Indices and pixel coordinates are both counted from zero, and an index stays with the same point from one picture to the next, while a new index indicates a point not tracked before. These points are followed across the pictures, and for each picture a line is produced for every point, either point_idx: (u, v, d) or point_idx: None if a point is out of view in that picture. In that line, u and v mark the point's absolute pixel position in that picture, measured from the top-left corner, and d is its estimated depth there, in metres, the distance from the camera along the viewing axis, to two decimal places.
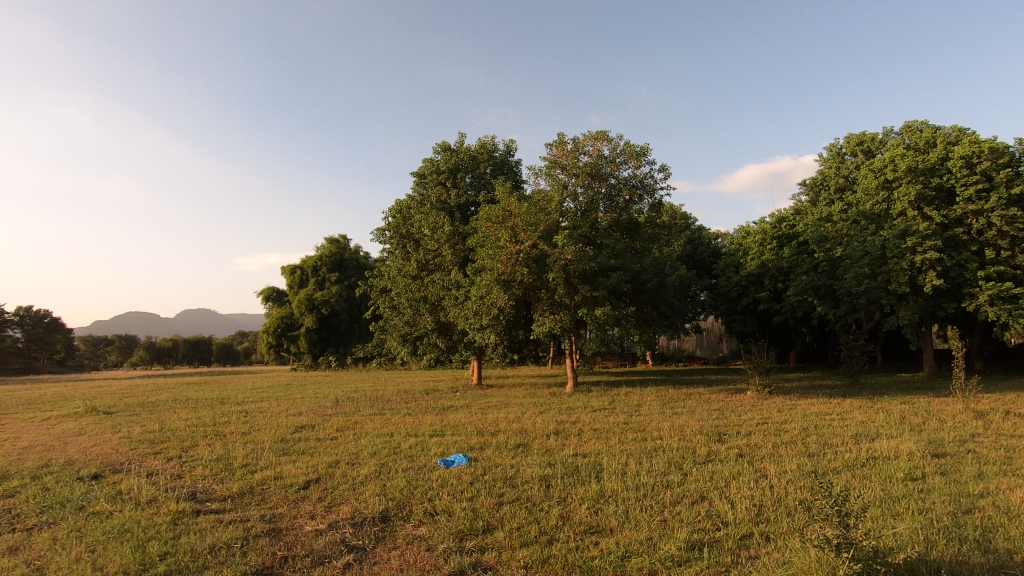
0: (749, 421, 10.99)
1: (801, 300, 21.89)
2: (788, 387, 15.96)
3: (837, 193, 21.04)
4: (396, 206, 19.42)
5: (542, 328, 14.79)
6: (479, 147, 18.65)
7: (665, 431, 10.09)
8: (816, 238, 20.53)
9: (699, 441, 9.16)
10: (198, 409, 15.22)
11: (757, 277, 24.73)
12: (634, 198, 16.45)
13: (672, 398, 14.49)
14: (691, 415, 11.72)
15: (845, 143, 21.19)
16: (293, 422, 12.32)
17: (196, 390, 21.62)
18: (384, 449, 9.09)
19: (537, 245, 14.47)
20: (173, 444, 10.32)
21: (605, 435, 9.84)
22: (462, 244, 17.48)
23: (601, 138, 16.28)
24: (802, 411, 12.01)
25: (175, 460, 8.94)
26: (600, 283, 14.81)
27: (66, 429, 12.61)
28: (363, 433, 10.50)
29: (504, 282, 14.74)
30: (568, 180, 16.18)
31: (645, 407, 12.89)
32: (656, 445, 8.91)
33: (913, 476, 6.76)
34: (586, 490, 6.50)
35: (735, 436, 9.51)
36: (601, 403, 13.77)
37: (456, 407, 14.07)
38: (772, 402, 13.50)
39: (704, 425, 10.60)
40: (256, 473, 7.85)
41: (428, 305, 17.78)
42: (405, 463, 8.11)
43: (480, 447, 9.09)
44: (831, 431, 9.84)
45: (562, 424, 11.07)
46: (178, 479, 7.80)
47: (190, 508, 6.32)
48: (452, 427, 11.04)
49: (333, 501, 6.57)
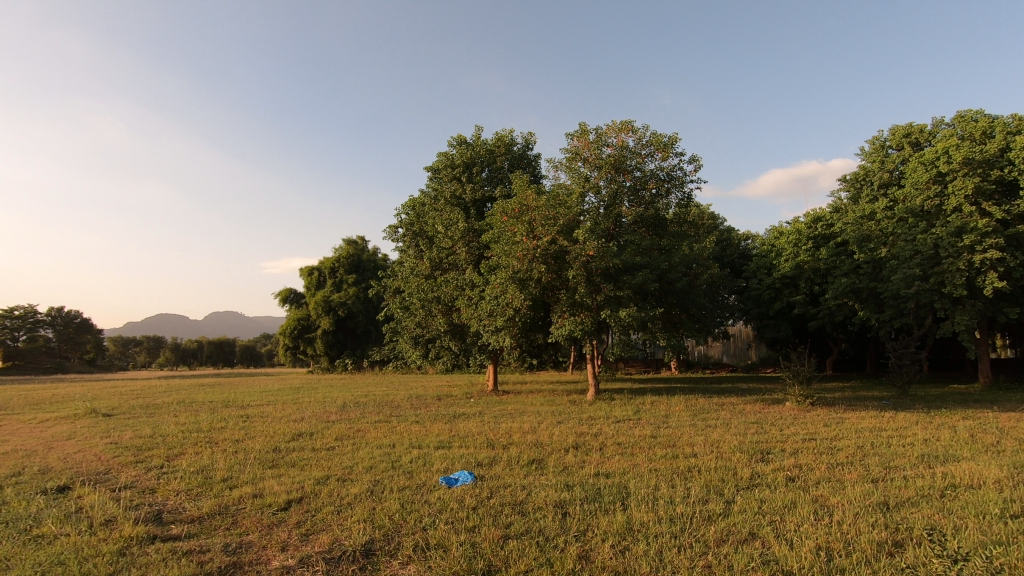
0: (794, 436, 9.76)
1: (841, 304, 20.50)
2: (831, 398, 14.61)
3: (880, 189, 19.55)
4: (410, 202, 18.59)
5: (561, 331, 13.72)
6: (497, 140, 17.74)
7: (699, 447, 8.93)
8: (857, 237, 19.06)
9: (740, 460, 7.99)
10: (200, 412, 14.53)
11: (792, 279, 23.28)
12: (661, 192, 15.30)
13: (703, 408, 13.31)
14: (726, 429, 10.51)
15: (889, 136, 19.70)
16: (292, 428, 11.45)
17: (205, 392, 21.06)
18: (381, 463, 8.15)
19: (556, 241, 13.42)
20: (160, 451, 9.54)
21: (631, 450, 8.73)
22: (477, 241, 16.49)
23: (626, 128, 15.16)
24: (853, 426, 10.71)
25: (153, 471, 8.12)
26: (625, 282, 13.73)
27: (59, 433, 11.92)
28: (363, 444, 9.56)
29: (520, 280, 13.69)
30: (590, 173, 15.12)
31: (675, 419, 11.74)
32: (689, 464, 7.77)
33: (1013, 514, 5.53)
34: (610, 522, 5.44)
35: (781, 455, 8.31)
36: (626, 413, 12.63)
37: (467, 415, 13.09)
38: (816, 415, 12.22)
39: (744, 441, 9.41)
40: (235, 489, 6.95)
41: (441, 306, 16.85)
42: (402, 480, 7.13)
43: (488, 463, 8.06)
44: (893, 450, 8.58)
45: (583, 436, 9.97)
46: (148, 495, 6.95)
47: (145, 533, 5.43)
48: (461, 438, 10.04)
49: (312, 528, 5.60)
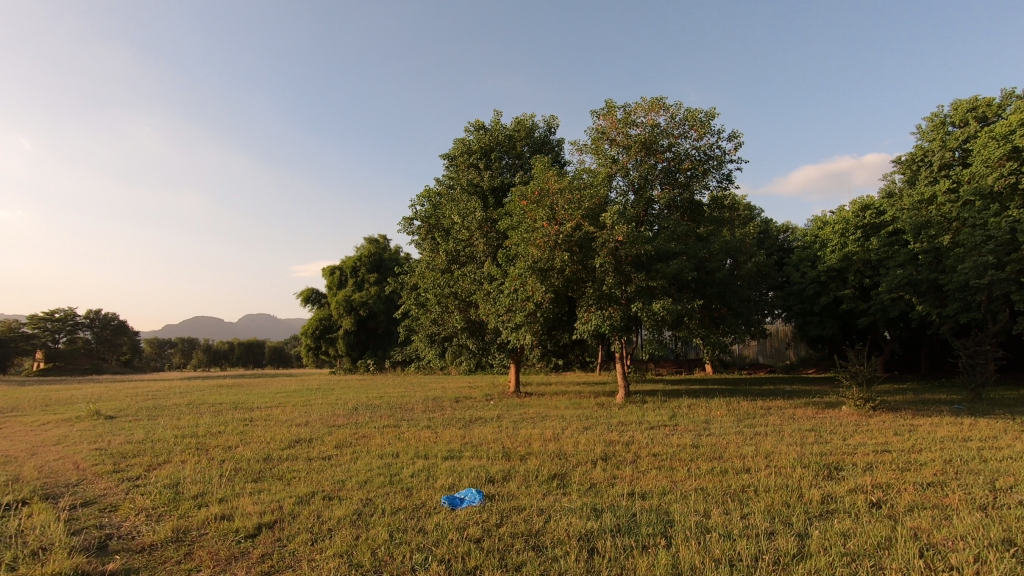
0: (863, 448, 8.32)
1: (896, 298, 18.71)
2: (894, 402, 12.95)
3: (941, 171, 17.72)
4: (427, 192, 17.53)
5: (587, 327, 12.47)
6: (516, 124, 16.59)
7: (752, 460, 7.55)
8: (915, 224, 17.31)
9: (805, 478, 6.63)
10: (204, 415, 13.76)
11: (839, 272, 21.47)
12: (697, 173, 13.88)
13: (749, 412, 11.85)
14: (779, 437, 9.11)
15: (950, 111, 17.89)
16: (292, 434, 10.50)
17: (221, 393, 20.48)
18: (379, 476, 7.05)
19: (581, 227, 12.21)
20: (143, 459, 8.67)
21: (669, 464, 7.42)
22: (496, 231, 15.33)
23: (656, 106, 13.80)
24: (930, 436, 9.19)
25: (124, 484, 7.19)
26: (658, 271, 12.44)
27: (54, 436, 11.27)
28: (364, 453, 8.52)
29: (541, 271, 12.47)
30: (617, 153, 13.82)
31: (718, 425, 10.38)
32: (742, 482, 6.44)
33: None
34: (652, 564, 4.20)
35: (855, 472, 6.91)
36: (660, 418, 11.30)
37: (484, 419, 11.97)
38: (882, 421, 10.64)
39: (804, 453, 7.98)
40: (204, 509, 5.93)
41: (458, 302, 15.78)
42: (397, 500, 6.01)
43: (502, 478, 6.87)
44: (993, 466, 7.08)
45: (612, 446, 8.71)
46: (105, 515, 5.98)
47: (72, 569, 4.42)
48: (473, 446, 8.88)
49: (277, 564, 4.52)
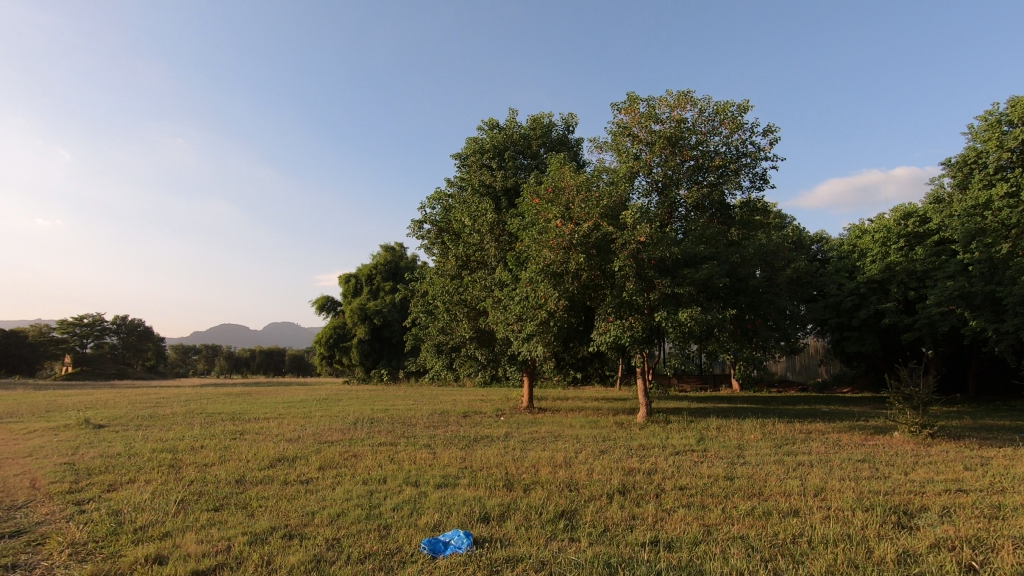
0: (932, 486, 6.99)
1: (946, 312, 17.13)
2: (953, 428, 11.47)
3: (996, 174, 16.17)
4: (437, 195, 16.63)
5: (605, 338, 11.37)
6: (533, 122, 15.66)
7: (800, 499, 6.30)
8: (969, 233, 15.78)
9: (871, 526, 5.39)
10: (196, 426, 12.93)
11: (880, 284, 19.88)
12: (728, 172, 12.72)
13: (788, 437, 10.53)
14: (827, 470, 7.83)
15: (1006, 108, 16.30)
16: (277, 451, 9.56)
17: (225, 403, 19.76)
18: (356, 509, 6.01)
19: (600, 227, 11.12)
20: (107, 478, 7.79)
21: (700, 501, 6.23)
22: (507, 235, 14.37)
23: (683, 100, 12.69)
24: (1009, 472, 7.80)
25: (68, 509, 6.27)
26: (685, 277, 11.30)
27: (31, 447, 10.52)
28: (347, 477, 7.52)
29: (555, 275, 11.37)
30: (640, 150, 12.74)
31: (753, 452, 9.12)
32: (795, 530, 5.23)
33: None
34: None
35: (932, 520, 5.62)
36: (686, 442, 10.08)
37: (490, 438, 10.88)
38: (944, 451, 9.25)
39: (862, 491, 6.69)
40: (138, 547, 4.94)
41: (466, 310, 14.86)
42: (369, 544, 4.96)
43: (499, 516, 5.77)
44: None
45: (631, 475, 7.54)
46: (25, 551, 5.05)
47: None
48: (471, 472, 7.81)
49: None
